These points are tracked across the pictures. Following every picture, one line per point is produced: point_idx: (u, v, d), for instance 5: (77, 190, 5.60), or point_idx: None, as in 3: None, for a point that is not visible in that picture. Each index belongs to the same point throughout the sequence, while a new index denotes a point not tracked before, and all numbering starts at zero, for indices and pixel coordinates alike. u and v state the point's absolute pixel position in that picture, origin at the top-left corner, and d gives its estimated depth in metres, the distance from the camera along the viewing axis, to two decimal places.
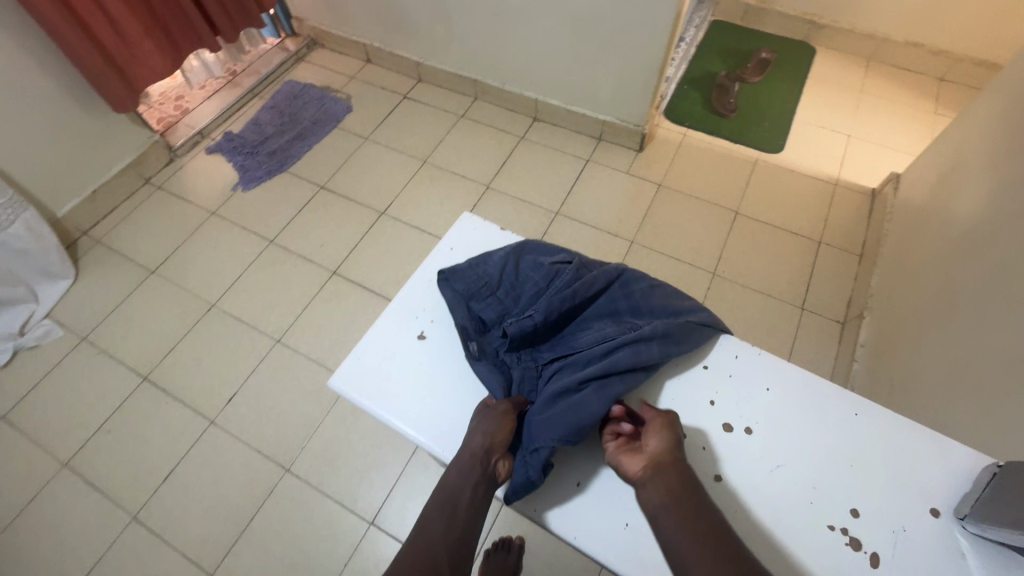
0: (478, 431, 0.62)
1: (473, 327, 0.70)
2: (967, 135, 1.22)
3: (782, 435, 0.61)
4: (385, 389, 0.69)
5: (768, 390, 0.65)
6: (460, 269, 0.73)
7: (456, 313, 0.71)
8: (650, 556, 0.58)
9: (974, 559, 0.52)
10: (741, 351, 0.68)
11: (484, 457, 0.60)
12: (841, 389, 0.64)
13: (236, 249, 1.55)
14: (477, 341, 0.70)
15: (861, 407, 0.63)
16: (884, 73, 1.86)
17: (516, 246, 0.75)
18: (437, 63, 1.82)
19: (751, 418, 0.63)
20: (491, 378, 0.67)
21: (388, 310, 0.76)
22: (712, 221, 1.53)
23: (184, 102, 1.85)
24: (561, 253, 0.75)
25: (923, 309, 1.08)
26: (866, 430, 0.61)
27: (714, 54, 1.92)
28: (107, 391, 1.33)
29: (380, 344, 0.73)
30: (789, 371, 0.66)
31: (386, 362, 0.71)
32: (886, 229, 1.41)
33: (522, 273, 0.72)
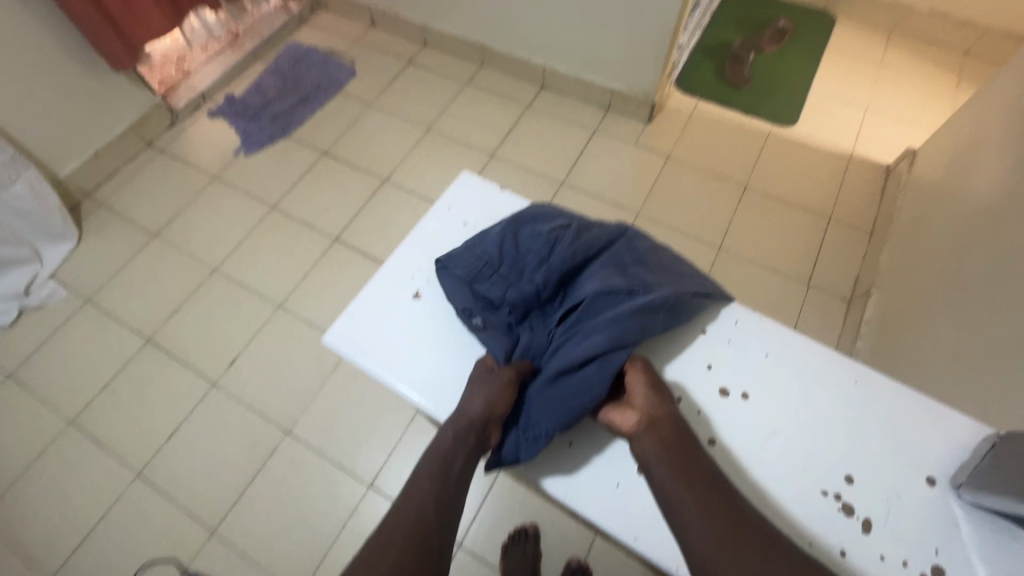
0: (475, 396, 0.62)
1: (475, 304, 0.68)
2: (989, 108, 1.17)
3: (780, 402, 0.61)
4: (379, 348, 0.69)
5: (766, 357, 0.64)
6: (458, 253, 0.71)
7: (455, 293, 0.69)
8: (640, 518, 0.58)
9: (966, 527, 0.52)
10: (742, 317, 0.67)
11: (478, 424, 0.60)
12: (842, 358, 0.63)
13: (238, 215, 1.54)
14: (480, 315, 0.68)
15: (862, 375, 0.62)
16: (906, 45, 1.79)
17: (513, 218, 0.73)
18: (443, 28, 1.77)
19: (749, 384, 0.62)
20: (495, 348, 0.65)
21: (384, 269, 0.75)
22: (720, 196, 1.50)
23: (184, 63, 1.80)
24: (560, 219, 0.73)
25: (932, 287, 1.05)
26: (865, 398, 0.60)
27: (730, 22, 1.85)
28: (111, 352, 1.34)
29: (375, 303, 0.72)
30: (790, 338, 0.65)
31: (380, 321, 0.71)
32: (898, 206, 1.37)
33: (523, 247, 0.70)
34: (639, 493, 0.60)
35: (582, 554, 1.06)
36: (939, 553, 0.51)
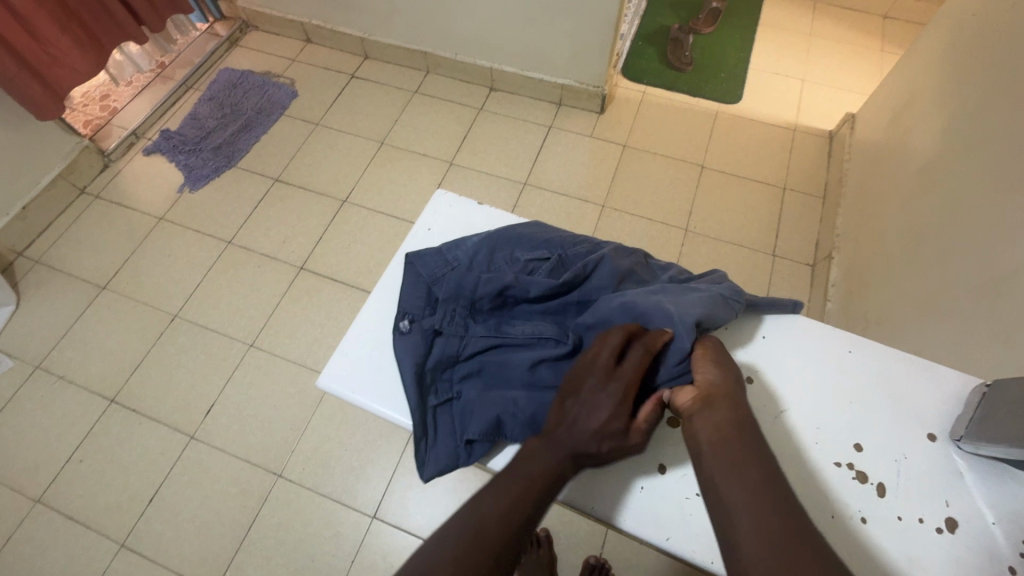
0: (606, 402, 0.54)
1: (420, 305, 0.68)
2: (917, 70, 1.25)
3: (784, 381, 0.62)
4: (377, 382, 0.66)
5: (764, 338, 0.66)
6: (427, 254, 0.71)
7: (409, 294, 0.69)
8: (669, 517, 0.57)
9: (971, 476, 0.55)
10: None
11: (592, 439, 0.52)
12: (833, 329, 0.66)
13: (192, 255, 1.46)
14: (416, 317, 0.67)
15: (852, 344, 0.64)
16: (831, 16, 1.88)
17: (493, 234, 0.72)
18: (383, 38, 1.73)
19: (753, 365, 0.63)
20: (417, 351, 0.64)
21: (373, 296, 0.72)
22: (680, 178, 1.53)
23: (111, 101, 1.71)
24: (539, 246, 0.71)
25: (890, 244, 1.11)
26: (860, 367, 0.63)
27: (665, 6, 1.89)
28: (73, 419, 1.25)
29: (365, 336, 0.69)
30: (779, 318, 0.67)
31: (375, 355, 0.68)
32: (845, 169, 1.44)
33: (494, 264, 0.70)
34: (664, 492, 0.58)
35: (597, 550, 1.07)
36: (951, 505, 0.54)
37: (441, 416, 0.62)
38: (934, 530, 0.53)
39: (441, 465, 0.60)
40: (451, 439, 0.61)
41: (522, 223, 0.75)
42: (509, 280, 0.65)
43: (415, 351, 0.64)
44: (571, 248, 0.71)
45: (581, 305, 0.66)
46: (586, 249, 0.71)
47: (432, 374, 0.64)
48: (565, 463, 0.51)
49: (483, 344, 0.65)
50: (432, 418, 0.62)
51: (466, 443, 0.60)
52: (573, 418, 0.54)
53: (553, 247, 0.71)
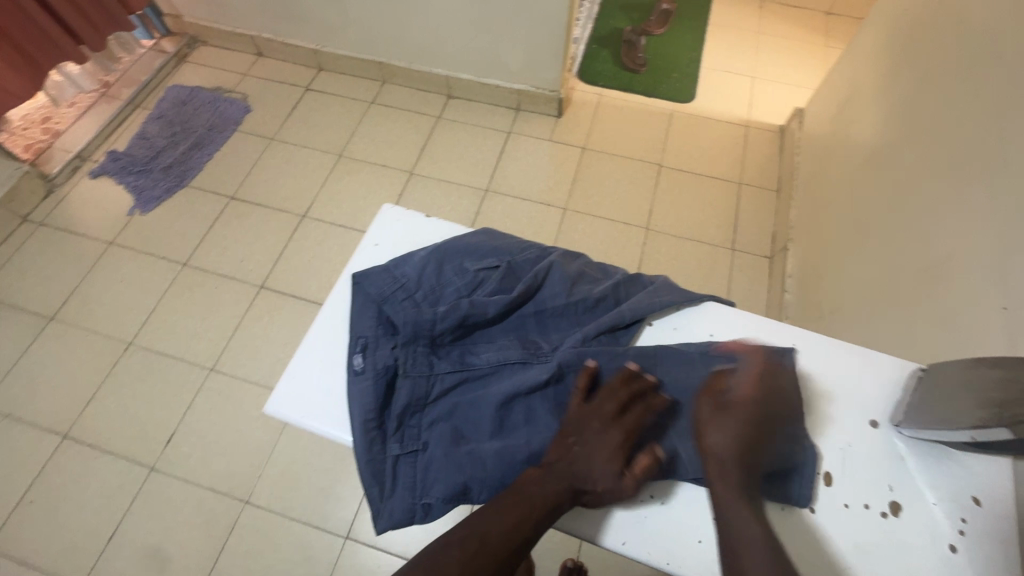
0: (608, 446, 0.55)
1: (373, 329, 0.65)
2: (857, 64, 1.29)
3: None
4: (328, 404, 0.65)
5: (711, 336, 0.67)
6: (373, 272, 0.68)
7: (359, 318, 0.66)
8: (624, 521, 0.57)
9: (911, 459, 0.57)
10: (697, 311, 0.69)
11: (595, 483, 0.54)
12: (776, 322, 0.67)
13: (146, 279, 1.41)
14: (370, 352, 0.64)
15: (795, 336, 0.66)
16: (777, 14, 1.93)
17: (440, 246, 0.71)
18: (337, 49, 1.71)
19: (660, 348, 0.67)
20: (374, 393, 0.61)
21: (320, 317, 0.69)
22: (639, 177, 1.55)
23: (53, 124, 1.64)
24: (488, 256, 0.71)
25: (839, 234, 1.14)
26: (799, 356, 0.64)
27: (617, 9, 1.91)
28: (22, 458, 1.19)
29: (314, 359, 0.67)
30: (724, 314, 0.69)
31: (325, 378, 0.66)
32: (796, 163, 1.48)
33: (443, 277, 0.69)
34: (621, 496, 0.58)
35: (574, 554, 1.07)
36: (894, 489, 0.56)
37: (402, 468, 0.60)
38: (879, 514, 0.55)
39: (397, 519, 0.58)
40: (411, 489, 0.59)
41: (468, 231, 0.75)
42: (467, 308, 0.64)
43: (370, 392, 0.61)
44: (521, 256, 0.71)
45: (537, 317, 0.67)
46: (535, 255, 0.72)
47: (399, 419, 0.61)
48: (563, 493, 0.53)
49: (450, 382, 0.63)
50: (391, 469, 0.59)
51: (426, 501, 0.58)
52: (576, 460, 0.55)
53: (505, 258, 0.71)
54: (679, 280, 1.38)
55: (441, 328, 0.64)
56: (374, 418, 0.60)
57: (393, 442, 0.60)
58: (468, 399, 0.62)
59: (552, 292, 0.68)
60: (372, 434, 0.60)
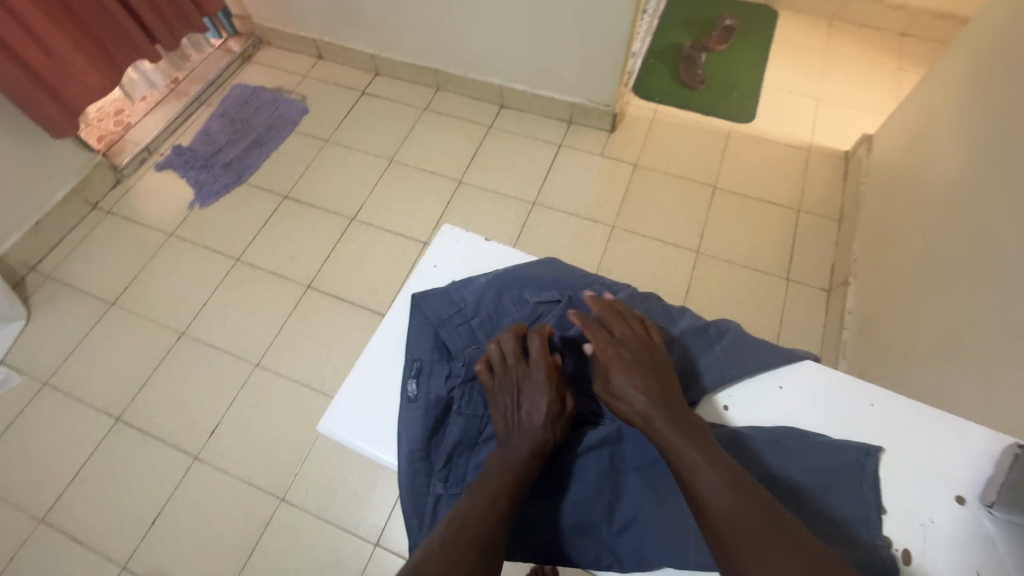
0: (537, 395, 0.60)
1: (428, 353, 0.67)
2: (937, 92, 1.22)
3: (764, 416, 0.62)
4: (378, 428, 0.65)
5: (781, 389, 0.63)
6: (433, 294, 0.68)
7: (415, 341, 0.67)
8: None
9: (1002, 545, 0.53)
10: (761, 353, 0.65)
11: (544, 430, 0.59)
12: (854, 378, 0.63)
13: (201, 271, 1.46)
14: (424, 380, 0.65)
15: (875, 396, 0.62)
16: (848, 33, 1.85)
17: (501, 272, 0.70)
18: (394, 55, 1.73)
19: (726, 395, 0.64)
20: (423, 423, 0.62)
21: (376, 337, 0.70)
22: (692, 199, 1.51)
23: (125, 117, 1.72)
24: (548, 290, 0.70)
25: (909, 274, 1.07)
26: (880, 420, 0.60)
27: (678, 23, 1.87)
28: (78, 437, 1.25)
29: (366, 379, 0.67)
30: (798, 366, 0.64)
31: (376, 399, 0.66)
32: (862, 192, 1.41)
33: (501, 307, 0.69)
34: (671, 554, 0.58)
35: None
36: None
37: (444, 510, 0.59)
38: None
39: None
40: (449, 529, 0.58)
41: (531, 260, 0.74)
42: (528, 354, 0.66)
43: (420, 421, 0.62)
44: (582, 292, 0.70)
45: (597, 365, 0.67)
46: (598, 291, 0.69)
47: (448, 456, 0.61)
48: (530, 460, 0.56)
49: None
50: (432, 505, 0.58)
51: None
52: (518, 425, 0.59)
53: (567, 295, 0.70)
54: (729, 309, 1.33)
55: None
56: (421, 450, 0.61)
57: (437, 479, 0.59)
58: None
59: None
60: (418, 465, 0.60)
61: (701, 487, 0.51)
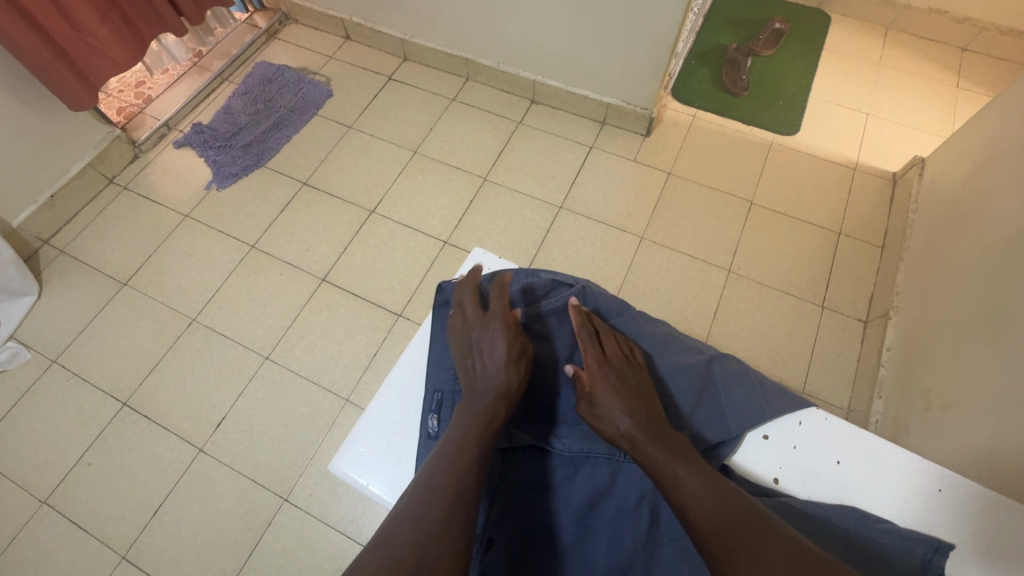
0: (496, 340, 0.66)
1: (449, 384, 0.68)
2: (1006, 120, 1.13)
3: (817, 491, 0.63)
4: (395, 473, 0.65)
5: (838, 464, 0.64)
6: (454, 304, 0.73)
7: (438, 369, 0.70)
8: None
9: None
10: (807, 418, 0.66)
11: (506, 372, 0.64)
12: (923, 461, 0.63)
13: (215, 256, 1.43)
14: (444, 415, 0.65)
15: (945, 482, 0.62)
16: (903, 44, 1.74)
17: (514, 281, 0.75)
18: (424, 41, 1.66)
19: (776, 465, 0.65)
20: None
21: (396, 373, 0.71)
22: (726, 213, 1.44)
23: (146, 89, 1.69)
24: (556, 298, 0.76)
25: (960, 317, 1.00)
26: (945, 510, 0.61)
27: (723, 24, 1.77)
28: (85, 419, 1.23)
29: (385, 418, 0.68)
30: (856, 441, 0.65)
31: (394, 441, 0.67)
32: (910, 219, 1.32)
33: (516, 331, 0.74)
34: None
35: None
36: None
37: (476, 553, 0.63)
38: None
39: None
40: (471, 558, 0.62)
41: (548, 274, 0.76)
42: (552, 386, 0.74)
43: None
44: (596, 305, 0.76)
45: None
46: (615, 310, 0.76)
47: None
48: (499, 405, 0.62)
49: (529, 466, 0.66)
50: None
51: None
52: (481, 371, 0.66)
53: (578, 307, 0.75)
54: (758, 333, 1.27)
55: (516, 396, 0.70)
56: None
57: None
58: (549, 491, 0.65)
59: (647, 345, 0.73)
60: None
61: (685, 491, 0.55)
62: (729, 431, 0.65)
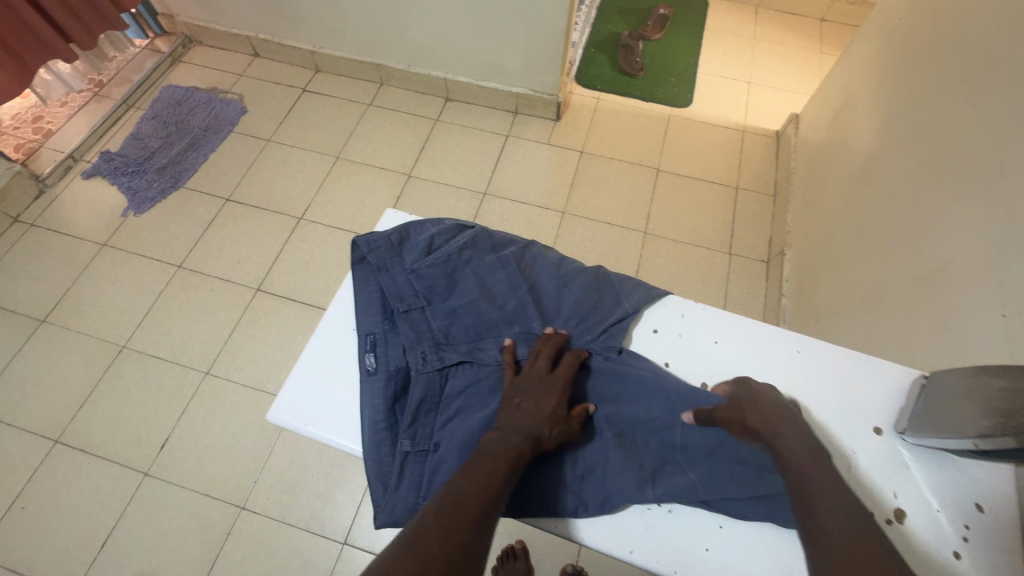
0: (547, 396, 0.62)
1: (380, 327, 0.71)
2: (854, 69, 1.30)
3: (701, 369, 0.68)
4: (336, 417, 0.67)
5: (716, 344, 0.69)
6: (372, 249, 0.73)
7: (364, 313, 0.72)
8: (652, 547, 0.58)
9: (915, 466, 0.58)
10: (687, 309, 0.72)
11: (545, 426, 0.59)
12: (784, 330, 0.69)
13: (140, 281, 1.39)
14: (381, 353, 0.69)
15: (801, 343, 0.67)
16: (773, 20, 1.95)
17: (406, 228, 0.76)
18: (334, 51, 1.70)
19: (666, 353, 0.69)
20: (385, 392, 0.66)
21: (328, 327, 0.73)
22: (636, 182, 1.56)
23: (44, 123, 1.63)
24: (461, 236, 0.75)
25: (836, 240, 1.15)
26: (804, 365, 0.66)
27: (615, 14, 1.92)
28: (12, 463, 1.17)
29: (320, 367, 0.70)
30: (730, 324, 0.70)
31: (333, 386, 0.69)
32: (792, 168, 1.49)
33: (425, 271, 0.72)
34: (657, 543, 0.58)
35: (574, 559, 1.08)
36: (899, 496, 0.56)
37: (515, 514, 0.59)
38: (884, 522, 0.55)
39: (396, 517, 0.60)
40: (418, 471, 0.62)
41: (437, 219, 0.78)
42: (466, 308, 0.71)
43: (380, 391, 0.66)
44: (497, 235, 0.77)
45: (541, 312, 0.72)
46: (512, 238, 0.78)
47: (412, 416, 0.65)
48: (524, 446, 0.57)
49: (463, 380, 0.68)
50: (400, 466, 0.62)
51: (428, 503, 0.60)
52: (520, 412, 0.60)
53: (481, 238, 0.76)
54: (676, 284, 1.39)
55: (437, 323, 0.70)
56: (384, 419, 0.64)
57: (403, 439, 0.63)
58: (479, 400, 0.66)
59: (548, 265, 0.75)
60: (382, 434, 0.64)
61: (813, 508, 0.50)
62: (625, 311, 0.71)
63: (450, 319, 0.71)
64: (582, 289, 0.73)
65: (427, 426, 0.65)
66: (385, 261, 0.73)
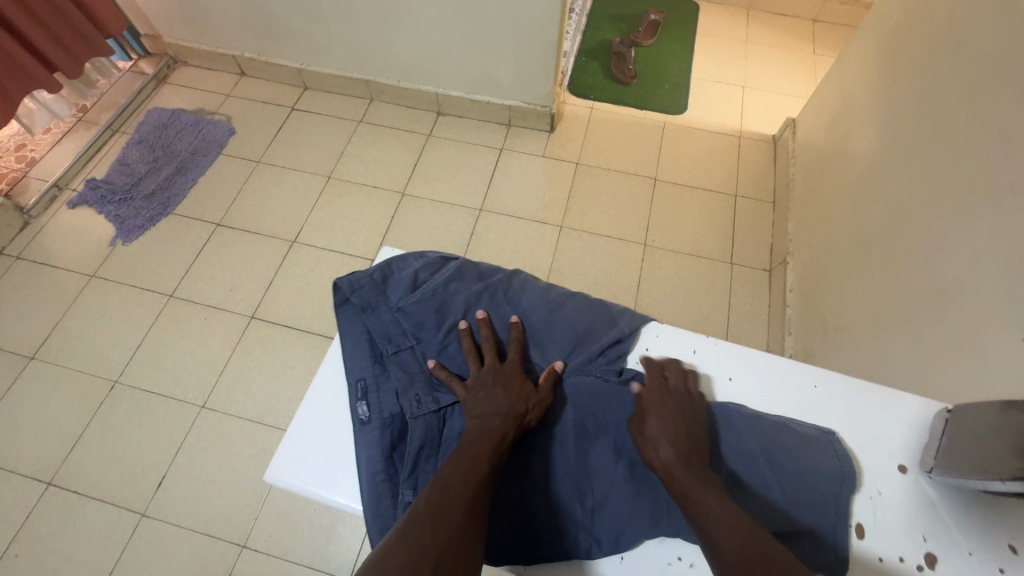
0: (509, 381, 0.64)
1: (370, 370, 0.68)
2: (851, 73, 1.28)
3: None
4: (334, 474, 0.64)
5: (731, 380, 0.67)
6: (354, 291, 0.70)
7: (353, 358, 0.69)
8: None
9: (944, 505, 0.56)
10: (699, 345, 0.70)
11: (519, 402, 0.62)
12: (801, 364, 0.67)
13: (131, 312, 1.36)
14: (373, 399, 0.66)
15: (819, 378, 0.65)
16: (764, 22, 1.93)
17: (388, 266, 0.74)
18: (322, 68, 1.67)
19: None
20: (382, 442, 0.63)
21: (319, 379, 0.70)
22: (634, 192, 1.54)
23: (28, 152, 1.59)
24: (445, 268, 0.74)
25: (840, 250, 1.13)
26: (823, 402, 0.64)
27: (605, 20, 1.90)
28: (5, 509, 1.13)
29: (314, 421, 0.67)
30: (745, 360, 0.68)
31: (328, 441, 0.66)
32: (791, 174, 1.47)
33: (411, 308, 0.70)
34: None
35: None
36: (929, 540, 0.55)
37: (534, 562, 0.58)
38: (915, 568, 0.54)
39: None
40: None
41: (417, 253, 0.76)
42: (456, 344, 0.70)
43: (376, 440, 0.63)
44: (481, 265, 0.77)
45: (536, 344, 0.70)
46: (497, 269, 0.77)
47: (412, 462, 0.62)
48: (508, 426, 0.59)
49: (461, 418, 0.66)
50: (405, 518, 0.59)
51: None
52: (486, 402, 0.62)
53: (466, 269, 0.75)
54: (678, 297, 1.37)
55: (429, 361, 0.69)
56: (382, 470, 0.61)
57: (405, 489, 0.60)
58: None
59: (535, 291, 0.74)
60: (381, 487, 0.60)
61: (720, 541, 0.48)
62: (622, 330, 0.71)
63: (441, 355, 0.69)
64: (575, 316, 0.72)
65: (428, 471, 0.63)
66: (368, 301, 0.71)
